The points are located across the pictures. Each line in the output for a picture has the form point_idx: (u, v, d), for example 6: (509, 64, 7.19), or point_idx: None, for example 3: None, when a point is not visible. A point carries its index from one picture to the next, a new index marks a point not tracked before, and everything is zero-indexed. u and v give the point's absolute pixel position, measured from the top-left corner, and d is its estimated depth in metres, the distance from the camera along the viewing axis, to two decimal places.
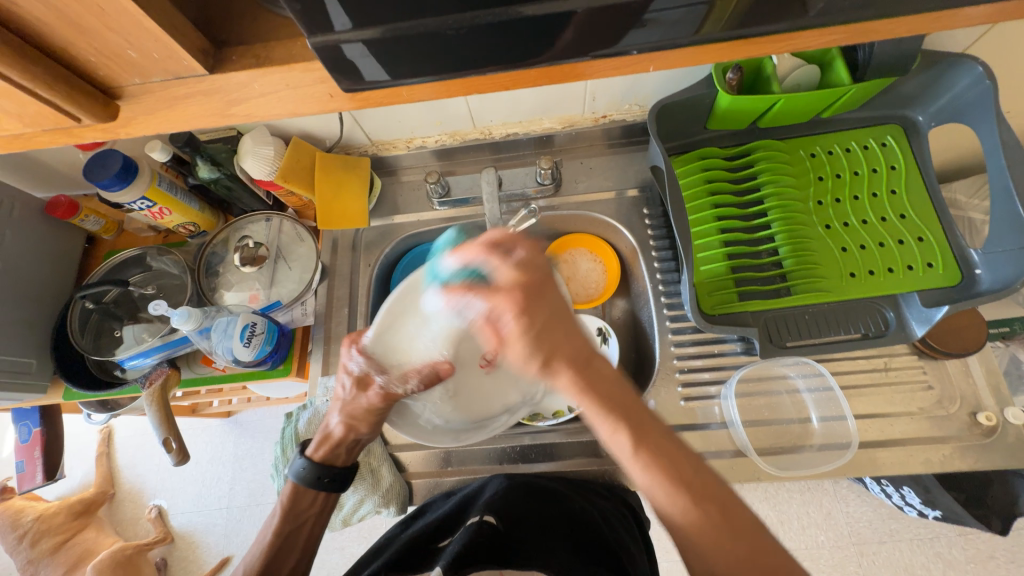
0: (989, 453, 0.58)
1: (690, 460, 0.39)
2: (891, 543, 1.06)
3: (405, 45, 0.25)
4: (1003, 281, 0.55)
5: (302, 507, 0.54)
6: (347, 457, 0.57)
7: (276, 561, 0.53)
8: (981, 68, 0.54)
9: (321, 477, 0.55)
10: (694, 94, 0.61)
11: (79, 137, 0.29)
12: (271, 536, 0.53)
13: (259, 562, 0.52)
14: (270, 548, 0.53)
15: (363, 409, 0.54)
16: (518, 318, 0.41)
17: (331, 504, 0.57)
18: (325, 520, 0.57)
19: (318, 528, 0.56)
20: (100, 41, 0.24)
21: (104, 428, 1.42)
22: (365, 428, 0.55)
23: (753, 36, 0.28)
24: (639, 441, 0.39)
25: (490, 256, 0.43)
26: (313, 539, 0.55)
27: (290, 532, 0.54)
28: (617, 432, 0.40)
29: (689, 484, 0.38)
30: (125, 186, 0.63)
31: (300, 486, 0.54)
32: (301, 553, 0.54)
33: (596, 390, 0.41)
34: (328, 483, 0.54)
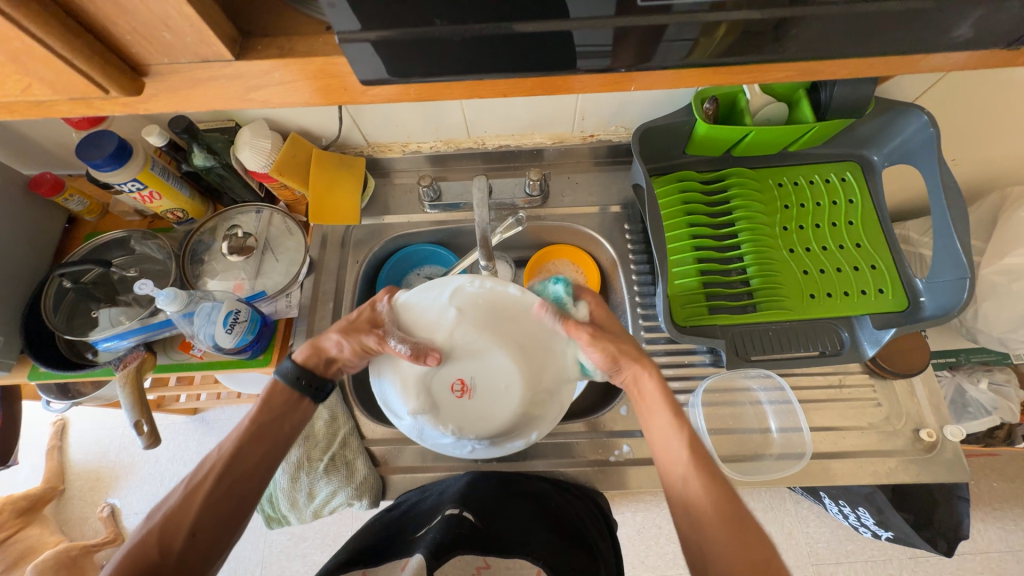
0: (931, 467, 0.62)
1: (737, 505, 0.45)
2: (846, 563, 1.10)
3: (413, 48, 0.28)
4: (943, 308, 0.61)
5: (276, 401, 0.54)
6: (329, 371, 0.57)
7: (249, 449, 0.51)
8: (927, 117, 0.60)
9: (300, 378, 0.55)
10: (675, 120, 0.66)
11: (99, 108, 0.31)
12: (246, 423, 0.52)
13: (232, 447, 0.50)
14: (243, 434, 0.51)
15: (354, 346, 0.54)
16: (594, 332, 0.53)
17: (309, 408, 0.56)
18: (299, 425, 0.55)
19: (293, 427, 0.54)
20: (138, 22, 0.26)
21: (58, 421, 1.36)
22: (348, 354, 0.54)
23: (726, 66, 0.32)
24: (696, 464, 0.48)
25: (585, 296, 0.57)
26: (286, 436, 0.53)
27: (265, 424, 0.53)
28: (682, 451, 0.49)
29: (729, 510, 0.45)
30: (118, 167, 0.63)
31: (281, 383, 0.55)
32: (274, 446, 0.53)
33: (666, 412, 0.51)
34: (305, 385, 0.54)
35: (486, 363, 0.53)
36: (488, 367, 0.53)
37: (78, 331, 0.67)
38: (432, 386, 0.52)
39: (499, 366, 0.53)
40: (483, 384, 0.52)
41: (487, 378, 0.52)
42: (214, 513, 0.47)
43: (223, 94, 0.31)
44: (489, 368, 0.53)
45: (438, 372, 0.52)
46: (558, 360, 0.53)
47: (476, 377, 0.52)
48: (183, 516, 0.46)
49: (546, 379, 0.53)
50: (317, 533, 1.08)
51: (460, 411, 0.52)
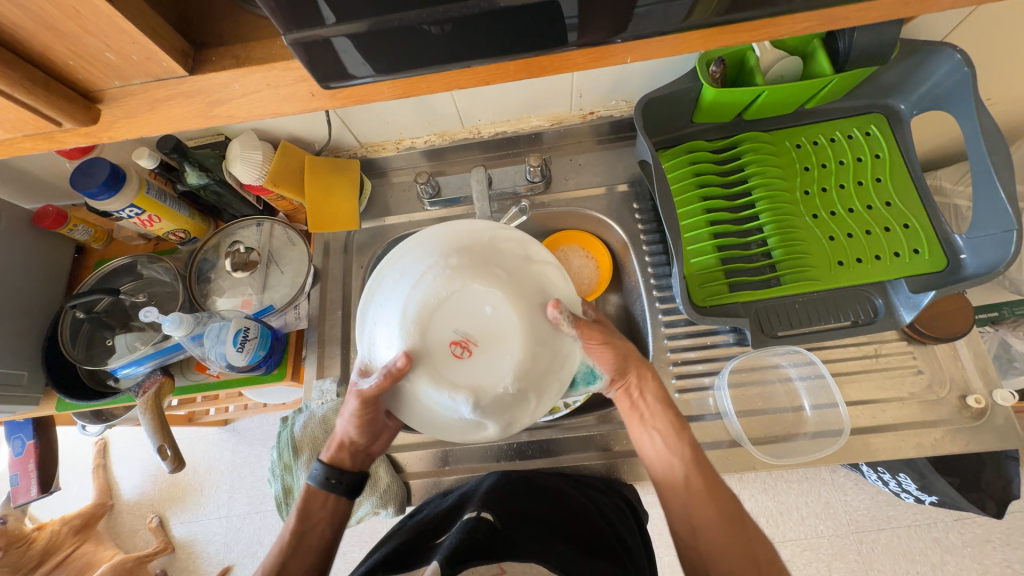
0: (980, 435, 0.59)
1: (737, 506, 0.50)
2: (889, 529, 1.07)
3: (384, 37, 0.25)
4: (987, 264, 0.56)
5: (312, 508, 0.54)
6: (355, 461, 0.57)
7: (292, 563, 0.52)
8: (960, 56, 0.54)
9: (330, 479, 0.55)
10: (679, 88, 0.61)
11: (62, 141, 0.29)
12: (287, 536, 0.53)
13: (275, 563, 0.52)
14: (286, 548, 0.52)
15: (353, 415, 0.52)
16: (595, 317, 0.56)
17: (344, 509, 0.56)
18: (339, 526, 0.55)
19: (332, 530, 0.54)
20: (79, 45, 0.25)
21: (100, 441, 1.41)
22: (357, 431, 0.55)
23: (731, 23, 0.28)
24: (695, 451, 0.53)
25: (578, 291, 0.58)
26: (327, 540, 0.54)
27: (304, 532, 0.53)
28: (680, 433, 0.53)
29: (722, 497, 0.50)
30: (113, 195, 0.62)
31: (313, 487, 0.55)
32: (316, 554, 0.53)
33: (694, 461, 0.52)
34: (333, 484, 0.55)
35: (472, 302, 0.49)
36: (478, 302, 0.49)
37: (97, 360, 0.67)
38: (447, 369, 0.47)
39: (467, 302, 0.49)
40: (494, 328, 0.48)
41: (490, 321, 0.49)
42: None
43: (184, 112, 0.29)
44: (479, 302, 0.49)
45: (438, 363, 0.47)
46: (536, 264, 0.52)
47: (477, 330, 0.48)
48: None
49: (526, 275, 0.51)
50: (352, 533, 1.10)
51: (496, 367, 0.47)
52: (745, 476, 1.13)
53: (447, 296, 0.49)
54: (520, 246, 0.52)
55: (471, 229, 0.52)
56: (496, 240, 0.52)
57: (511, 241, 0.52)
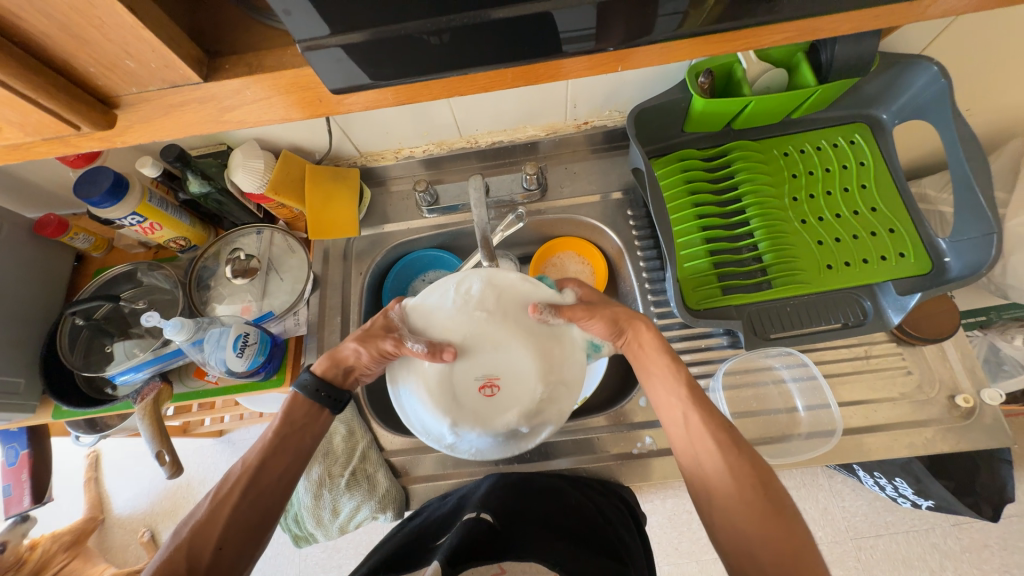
0: (970, 434, 0.60)
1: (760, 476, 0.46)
2: (887, 535, 1.07)
3: (386, 46, 0.27)
4: (970, 267, 0.58)
5: (296, 416, 0.55)
6: (346, 380, 0.58)
7: (272, 461, 0.52)
8: (937, 68, 0.57)
9: (319, 391, 0.56)
10: (670, 98, 0.63)
11: (78, 146, 0.31)
12: (268, 437, 0.53)
13: (253, 459, 0.51)
14: (265, 448, 0.52)
15: (381, 351, 0.52)
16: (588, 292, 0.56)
17: (326, 422, 0.57)
18: (318, 437, 0.56)
19: (311, 439, 0.55)
20: (100, 53, 0.26)
21: (92, 453, 1.39)
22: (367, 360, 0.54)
23: (716, 33, 0.30)
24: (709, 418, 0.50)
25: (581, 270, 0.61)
26: (306, 449, 0.54)
27: (286, 436, 0.53)
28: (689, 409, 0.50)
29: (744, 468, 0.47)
30: (116, 202, 0.63)
31: (300, 396, 0.56)
32: (295, 458, 0.53)
33: (701, 404, 0.50)
34: (324, 396, 0.55)
35: (474, 345, 0.49)
36: (480, 338, 0.49)
37: (95, 367, 0.67)
38: (485, 410, 0.48)
39: (469, 346, 0.49)
40: (507, 356, 0.49)
41: (501, 350, 0.49)
42: (242, 522, 0.48)
43: (197, 118, 0.30)
44: (480, 339, 0.49)
45: (482, 415, 0.48)
46: (506, 285, 0.51)
47: (497, 367, 0.49)
48: (209, 532, 0.47)
49: (506, 293, 0.51)
50: (348, 544, 1.09)
51: (528, 383, 0.48)
52: None
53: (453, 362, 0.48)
54: (486, 281, 0.51)
55: (437, 290, 0.52)
56: (462, 285, 0.51)
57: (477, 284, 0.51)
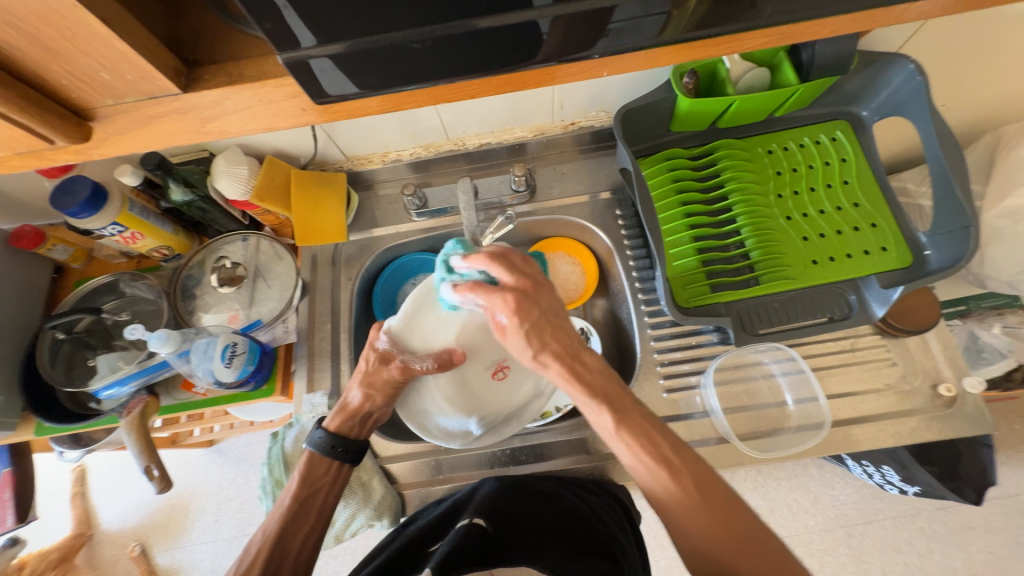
0: (953, 422, 0.61)
1: (696, 465, 0.43)
2: (876, 521, 1.09)
3: (370, 55, 0.26)
4: (950, 259, 0.59)
5: (316, 475, 0.55)
6: (361, 431, 0.58)
7: (293, 526, 0.52)
8: (913, 66, 0.58)
9: (335, 447, 0.56)
10: (655, 98, 0.64)
11: (52, 159, 0.30)
12: (288, 502, 0.53)
13: (276, 526, 0.52)
14: (287, 513, 0.52)
15: (384, 382, 0.54)
16: (512, 316, 0.45)
17: (346, 476, 0.57)
18: (339, 494, 0.56)
19: (332, 497, 0.55)
20: (73, 65, 0.25)
21: (77, 468, 1.36)
22: (380, 399, 0.55)
23: (699, 38, 0.30)
24: (621, 422, 0.44)
25: (495, 264, 0.46)
26: (328, 507, 0.55)
27: (307, 498, 0.54)
28: (602, 414, 0.44)
29: (670, 463, 0.42)
30: (95, 212, 0.62)
31: (316, 454, 0.56)
32: (317, 520, 0.54)
33: (582, 380, 0.45)
34: (341, 452, 0.55)
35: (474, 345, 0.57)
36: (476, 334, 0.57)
37: (78, 381, 0.66)
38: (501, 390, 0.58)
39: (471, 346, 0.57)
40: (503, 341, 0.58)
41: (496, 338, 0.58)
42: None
43: (177, 129, 0.30)
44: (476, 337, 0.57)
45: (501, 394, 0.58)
46: None
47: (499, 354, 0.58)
48: None
49: None
50: (345, 551, 1.08)
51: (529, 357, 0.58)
52: (736, 475, 1.15)
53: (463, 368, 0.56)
54: None
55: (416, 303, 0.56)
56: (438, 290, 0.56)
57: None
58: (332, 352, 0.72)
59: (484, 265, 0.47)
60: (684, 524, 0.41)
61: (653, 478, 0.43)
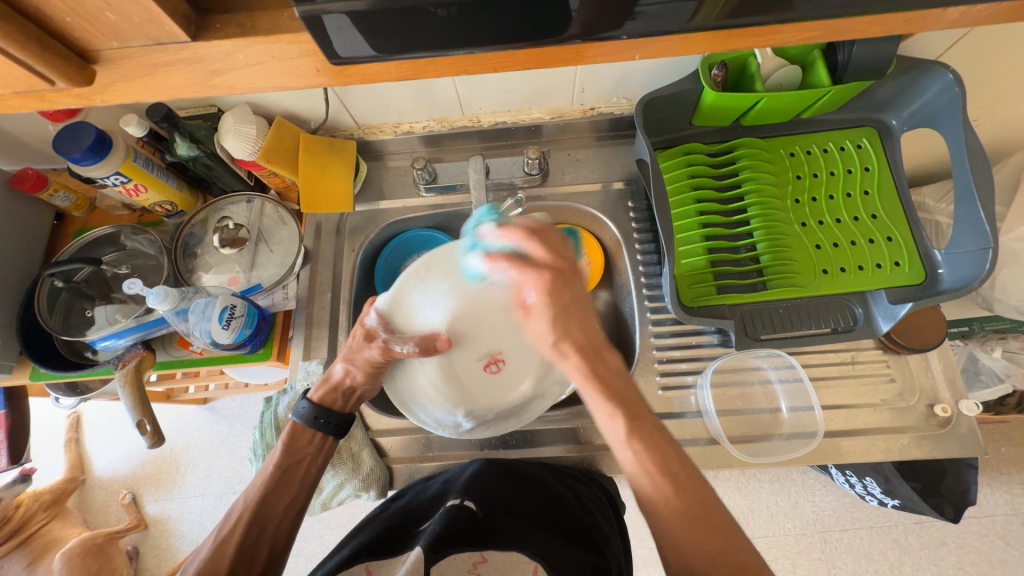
0: (944, 443, 0.61)
1: (702, 484, 0.43)
2: (853, 530, 1.11)
3: (391, 17, 0.25)
4: (964, 280, 0.58)
5: (300, 444, 0.55)
6: (346, 404, 0.59)
7: (275, 495, 0.52)
8: (952, 76, 0.56)
9: (317, 418, 0.56)
10: (680, 89, 0.61)
11: (53, 102, 0.29)
12: (271, 469, 0.53)
13: (259, 492, 0.52)
14: (270, 480, 0.52)
15: (366, 360, 0.54)
16: (542, 296, 0.47)
17: (329, 449, 0.57)
18: (322, 465, 0.57)
19: (316, 466, 0.56)
20: (77, 2, 0.24)
21: (72, 414, 1.38)
22: (362, 377, 0.56)
23: (737, 27, 0.28)
24: (633, 429, 0.44)
25: (528, 239, 0.48)
26: (311, 477, 0.55)
27: (290, 466, 0.54)
28: (615, 417, 0.45)
29: (677, 479, 0.42)
30: (98, 161, 0.60)
31: (300, 425, 0.56)
32: (299, 492, 0.54)
33: (599, 377, 0.47)
34: (323, 423, 0.56)
35: (465, 332, 0.53)
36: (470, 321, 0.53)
37: (74, 331, 0.65)
38: (494, 383, 0.55)
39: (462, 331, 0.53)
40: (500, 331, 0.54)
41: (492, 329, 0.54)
42: (247, 561, 0.48)
43: (184, 80, 0.28)
44: (468, 324, 0.53)
45: (491, 386, 0.55)
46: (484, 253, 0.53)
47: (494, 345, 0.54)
48: (218, 568, 0.47)
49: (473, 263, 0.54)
50: (330, 516, 1.10)
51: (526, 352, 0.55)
52: (720, 474, 1.17)
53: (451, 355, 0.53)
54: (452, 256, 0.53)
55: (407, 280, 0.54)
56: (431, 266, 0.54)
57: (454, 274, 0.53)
58: (331, 322, 0.72)
59: (520, 241, 0.48)
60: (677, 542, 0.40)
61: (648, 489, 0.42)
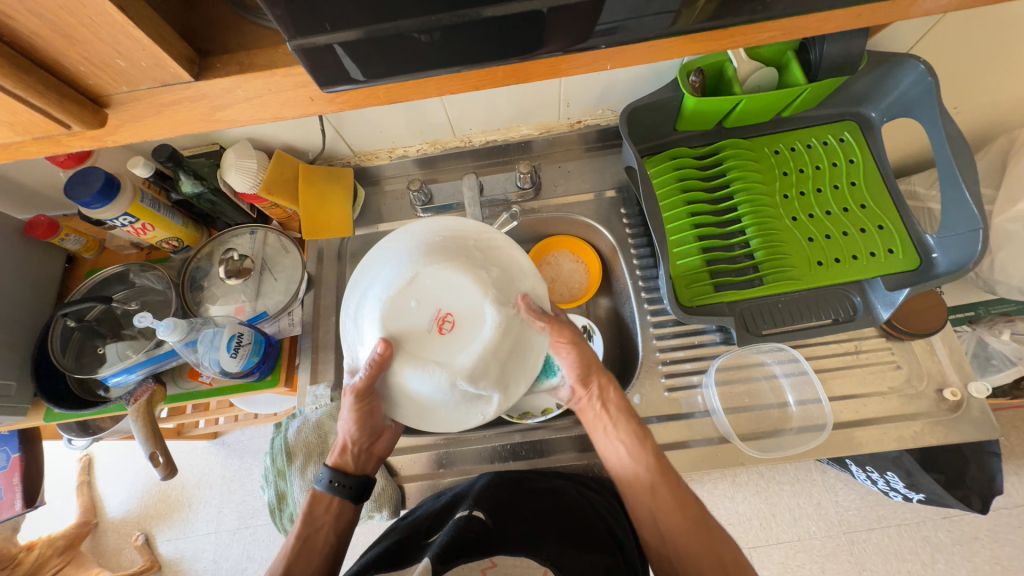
0: (958, 426, 0.61)
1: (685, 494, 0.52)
2: (879, 529, 1.08)
3: (379, 44, 0.27)
4: (958, 263, 0.59)
5: (317, 512, 0.55)
6: (365, 464, 0.58)
7: (298, 564, 0.52)
8: (924, 66, 0.58)
9: (336, 484, 0.56)
10: (662, 97, 0.64)
11: (68, 145, 0.31)
12: (291, 540, 0.53)
13: (281, 565, 0.52)
14: (290, 553, 0.52)
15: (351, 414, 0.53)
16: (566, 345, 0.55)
17: (347, 512, 0.56)
18: (344, 528, 0.56)
19: (335, 529, 0.55)
20: (90, 52, 0.26)
21: (84, 456, 1.38)
22: (360, 432, 0.56)
23: (704, 31, 0.30)
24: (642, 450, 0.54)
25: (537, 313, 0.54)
26: (332, 541, 0.54)
27: (308, 535, 0.53)
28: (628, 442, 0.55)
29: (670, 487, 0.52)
30: (107, 203, 0.62)
31: (320, 492, 0.56)
32: (323, 555, 0.53)
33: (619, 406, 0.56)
34: (338, 487, 0.54)
35: (403, 319, 0.49)
36: (398, 309, 0.49)
37: (87, 369, 0.67)
38: (459, 342, 0.48)
39: (397, 320, 0.49)
40: (425, 291, 0.50)
41: (421, 294, 0.49)
42: None
43: (189, 117, 0.30)
44: (401, 311, 0.49)
45: (462, 344, 0.48)
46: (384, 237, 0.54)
47: (432, 306, 0.49)
48: None
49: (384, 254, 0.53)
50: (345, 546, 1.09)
51: (469, 294, 0.50)
52: (738, 478, 1.14)
53: (406, 352, 0.48)
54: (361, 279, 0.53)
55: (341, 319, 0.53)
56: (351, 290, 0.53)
57: (362, 295, 0.51)
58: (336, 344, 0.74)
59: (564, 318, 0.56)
60: (672, 554, 0.50)
61: (643, 483, 0.53)
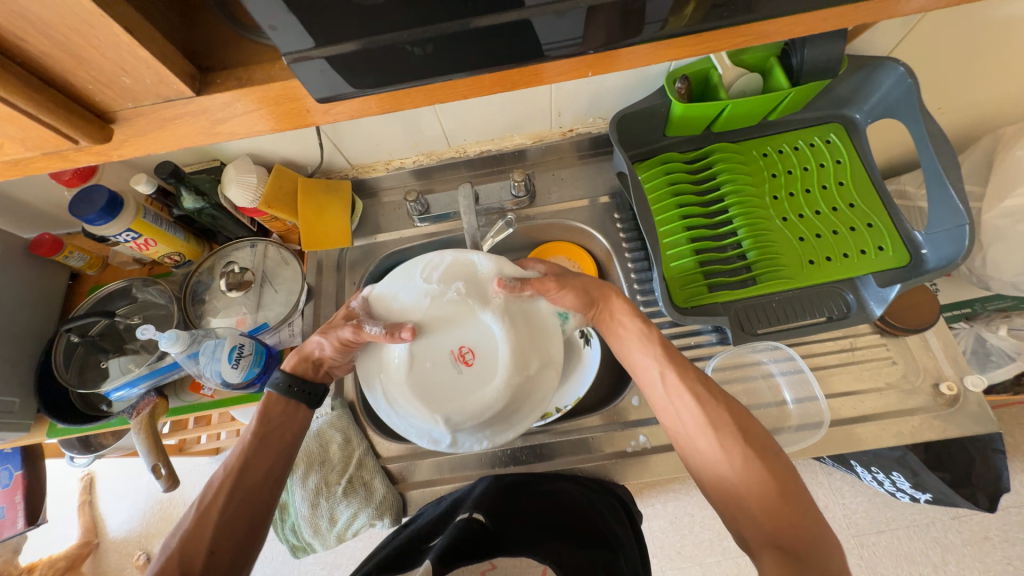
0: (956, 420, 0.61)
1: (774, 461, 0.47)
2: (889, 531, 1.07)
3: (372, 54, 0.28)
4: (947, 257, 0.59)
5: (272, 414, 0.56)
6: (318, 374, 0.60)
7: (255, 460, 0.53)
8: (903, 68, 0.59)
9: (292, 386, 0.57)
10: (650, 104, 0.65)
11: (75, 160, 0.32)
12: (248, 437, 0.54)
13: (237, 460, 0.53)
14: (246, 449, 0.53)
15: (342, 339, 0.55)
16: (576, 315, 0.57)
17: (303, 415, 0.58)
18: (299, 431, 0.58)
19: (292, 433, 0.57)
20: (97, 70, 0.28)
21: (85, 476, 1.37)
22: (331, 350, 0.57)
23: (682, 36, 0.31)
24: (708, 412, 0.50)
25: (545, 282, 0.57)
26: (290, 442, 0.56)
27: (267, 435, 0.55)
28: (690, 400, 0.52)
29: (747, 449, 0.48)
30: (111, 220, 0.64)
31: (275, 393, 0.57)
32: (281, 452, 0.55)
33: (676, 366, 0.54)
34: (294, 390, 0.57)
35: (432, 378, 0.51)
36: (419, 360, 0.52)
37: (90, 384, 0.67)
38: (481, 368, 0.52)
39: (422, 374, 0.51)
40: (437, 337, 0.53)
41: (433, 337, 0.53)
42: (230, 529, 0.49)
43: (191, 130, 0.32)
44: (426, 374, 0.51)
45: (486, 374, 0.51)
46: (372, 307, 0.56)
47: (448, 347, 0.53)
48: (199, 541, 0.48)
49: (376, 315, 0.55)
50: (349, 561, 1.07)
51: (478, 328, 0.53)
52: None
53: (447, 400, 0.50)
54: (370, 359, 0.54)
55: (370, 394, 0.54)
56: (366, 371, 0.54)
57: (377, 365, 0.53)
58: None
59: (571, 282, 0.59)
60: (747, 510, 0.46)
61: (724, 453, 0.48)
